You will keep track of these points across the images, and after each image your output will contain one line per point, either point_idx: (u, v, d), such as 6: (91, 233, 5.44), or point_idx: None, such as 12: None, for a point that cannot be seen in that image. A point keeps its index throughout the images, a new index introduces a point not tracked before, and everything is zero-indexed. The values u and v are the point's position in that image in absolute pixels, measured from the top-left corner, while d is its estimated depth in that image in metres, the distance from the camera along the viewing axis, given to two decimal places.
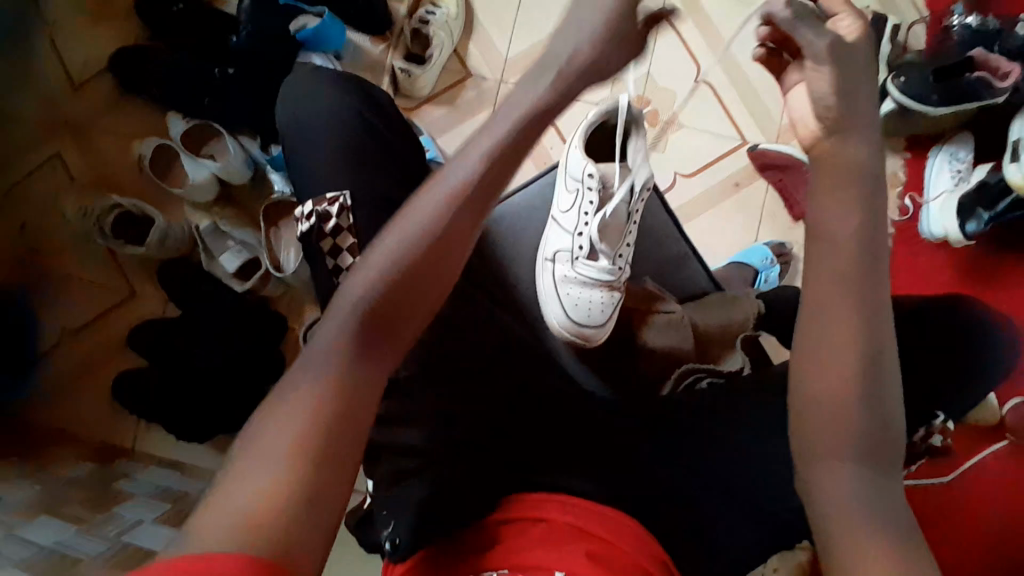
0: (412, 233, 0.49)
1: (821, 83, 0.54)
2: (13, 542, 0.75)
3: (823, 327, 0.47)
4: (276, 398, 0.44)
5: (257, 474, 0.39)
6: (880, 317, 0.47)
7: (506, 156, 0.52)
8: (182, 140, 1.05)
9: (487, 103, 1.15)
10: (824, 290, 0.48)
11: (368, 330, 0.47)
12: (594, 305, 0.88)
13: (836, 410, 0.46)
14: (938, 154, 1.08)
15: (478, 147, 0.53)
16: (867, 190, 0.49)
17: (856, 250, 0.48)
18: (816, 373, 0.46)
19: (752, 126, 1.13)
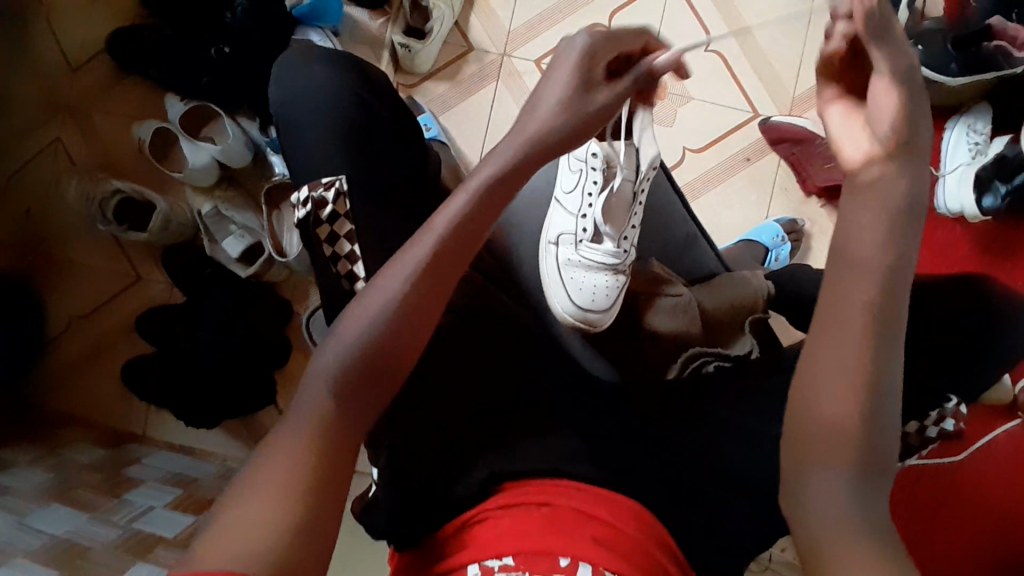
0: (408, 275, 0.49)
1: (889, 107, 0.49)
2: (24, 530, 0.76)
3: (828, 351, 0.46)
4: (279, 434, 0.45)
5: (254, 506, 0.40)
6: (892, 338, 0.45)
7: (504, 182, 0.52)
8: (181, 122, 1.03)
9: (489, 77, 1.12)
10: (835, 315, 0.46)
11: (370, 365, 0.47)
12: (599, 289, 0.85)
13: (838, 432, 0.44)
14: (955, 126, 1.04)
15: (478, 174, 0.52)
16: (890, 213, 0.47)
17: (874, 274, 0.46)
18: (822, 397, 0.45)
19: (764, 98, 1.09)
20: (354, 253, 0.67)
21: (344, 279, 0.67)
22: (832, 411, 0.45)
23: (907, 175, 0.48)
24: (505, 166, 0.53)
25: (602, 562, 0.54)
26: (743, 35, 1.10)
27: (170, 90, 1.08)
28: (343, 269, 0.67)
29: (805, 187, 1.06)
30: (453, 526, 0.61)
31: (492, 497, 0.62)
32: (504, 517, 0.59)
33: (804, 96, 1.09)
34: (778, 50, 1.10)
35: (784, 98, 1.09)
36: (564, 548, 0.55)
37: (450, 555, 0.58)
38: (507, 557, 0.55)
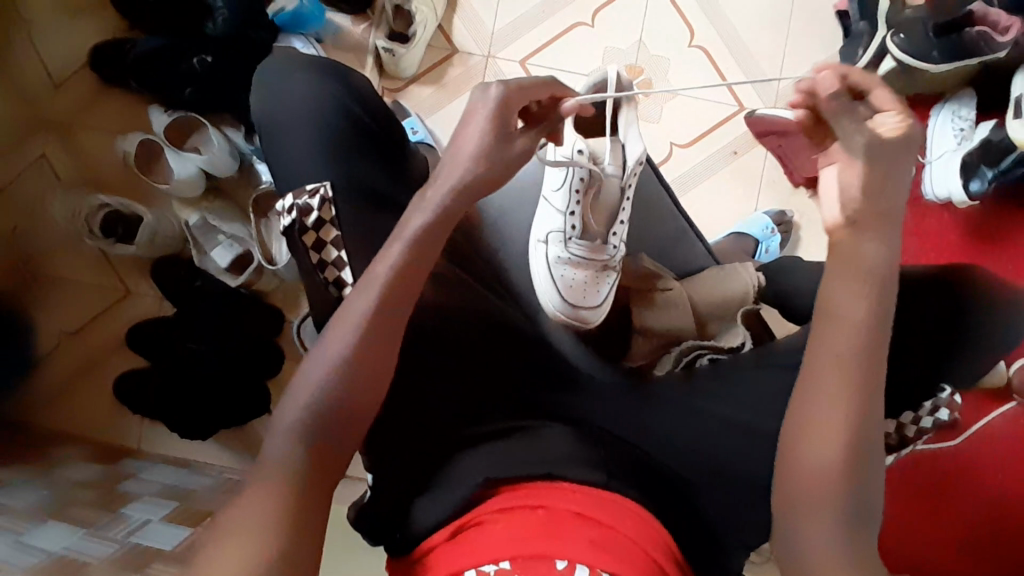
0: (351, 327, 0.56)
1: (852, 176, 0.56)
2: (19, 547, 0.75)
3: (814, 399, 0.55)
4: (257, 474, 0.52)
5: (247, 533, 0.48)
6: (873, 393, 0.54)
7: (428, 238, 0.60)
8: (166, 134, 1.03)
9: (474, 79, 1.12)
10: (823, 368, 0.55)
11: (331, 407, 0.55)
12: (589, 286, 0.86)
13: (823, 470, 0.53)
14: (940, 112, 1.05)
15: (407, 231, 0.60)
16: (879, 280, 0.55)
17: (860, 333, 0.54)
18: (809, 439, 0.54)
19: (749, 92, 1.09)
20: (340, 259, 0.67)
21: (331, 285, 0.67)
22: (823, 458, 0.53)
23: (885, 241, 0.56)
24: (430, 222, 0.60)
25: (601, 565, 0.54)
26: (726, 29, 1.10)
27: (155, 103, 1.07)
28: (331, 275, 0.67)
29: (793, 178, 1.06)
30: (449, 532, 0.61)
31: (486, 502, 0.62)
32: (498, 522, 0.59)
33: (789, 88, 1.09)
34: (760, 44, 1.11)
35: (769, 90, 1.09)
36: (562, 551, 0.55)
37: (447, 562, 0.58)
38: (504, 562, 0.55)
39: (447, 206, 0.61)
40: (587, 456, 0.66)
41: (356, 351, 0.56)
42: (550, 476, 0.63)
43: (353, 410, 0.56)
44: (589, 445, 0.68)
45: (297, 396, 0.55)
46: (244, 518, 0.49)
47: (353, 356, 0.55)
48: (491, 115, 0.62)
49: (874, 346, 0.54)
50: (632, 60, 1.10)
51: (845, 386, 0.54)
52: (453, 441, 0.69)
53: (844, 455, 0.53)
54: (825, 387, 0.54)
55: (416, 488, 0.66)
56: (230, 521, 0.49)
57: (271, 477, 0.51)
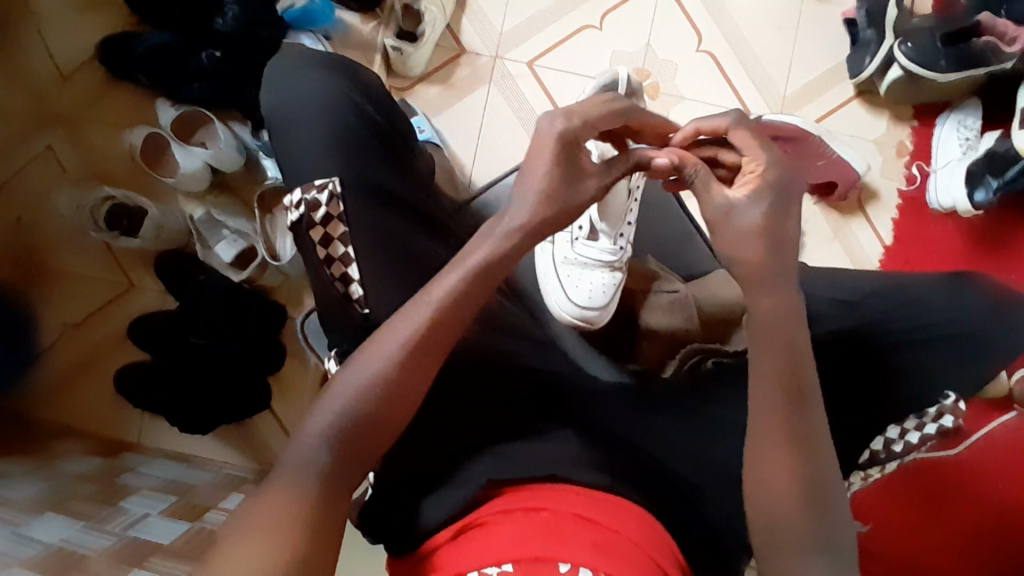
0: (392, 348, 0.56)
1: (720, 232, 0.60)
2: (17, 539, 0.75)
3: (762, 452, 0.54)
4: (277, 474, 0.52)
5: (260, 527, 0.48)
6: (813, 440, 0.53)
7: (480, 277, 0.59)
8: (172, 128, 1.02)
9: (481, 80, 1.12)
10: (763, 422, 0.54)
11: (363, 421, 0.54)
12: (596, 287, 0.85)
13: (783, 513, 0.52)
14: (946, 121, 1.05)
15: (462, 266, 0.60)
16: (791, 337, 0.56)
17: (785, 383, 0.54)
18: (760, 488, 0.53)
19: (756, 97, 1.09)
20: (348, 255, 0.67)
21: (338, 282, 0.67)
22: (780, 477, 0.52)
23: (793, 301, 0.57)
24: (483, 261, 0.60)
25: (603, 569, 0.54)
26: (735, 35, 1.10)
27: (161, 97, 1.07)
28: (337, 271, 0.67)
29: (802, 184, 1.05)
30: (452, 532, 0.61)
31: (490, 503, 0.62)
32: (500, 525, 0.59)
33: (795, 94, 1.09)
34: (767, 50, 1.10)
35: (776, 96, 1.09)
36: (565, 553, 0.54)
37: (450, 563, 0.58)
38: (506, 565, 0.54)
39: (504, 249, 0.60)
40: (591, 458, 0.66)
41: (396, 373, 0.56)
42: (553, 477, 0.64)
43: (386, 432, 0.55)
44: (591, 447, 0.68)
45: (335, 399, 0.55)
46: (257, 514, 0.49)
47: (391, 378, 0.56)
48: (557, 156, 0.62)
49: (799, 364, 0.55)
50: (639, 64, 1.10)
51: (787, 405, 0.54)
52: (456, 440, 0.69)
53: (801, 477, 0.52)
54: (767, 410, 0.54)
55: (419, 486, 0.66)
56: (243, 518, 0.49)
57: (298, 473, 0.52)
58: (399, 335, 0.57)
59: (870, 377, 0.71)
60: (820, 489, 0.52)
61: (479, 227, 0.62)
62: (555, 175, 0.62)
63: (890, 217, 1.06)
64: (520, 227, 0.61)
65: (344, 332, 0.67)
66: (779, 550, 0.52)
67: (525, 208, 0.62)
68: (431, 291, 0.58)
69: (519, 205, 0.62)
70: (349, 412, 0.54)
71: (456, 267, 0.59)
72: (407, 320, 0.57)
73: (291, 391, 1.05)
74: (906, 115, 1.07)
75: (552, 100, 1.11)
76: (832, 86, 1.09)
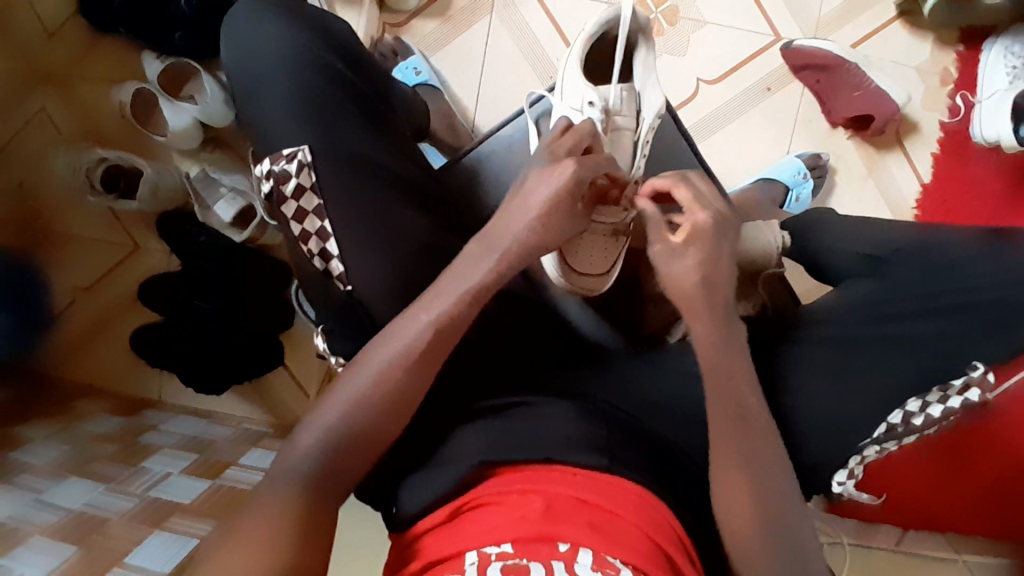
0: (384, 367, 0.59)
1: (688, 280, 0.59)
2: (39, 507, 0.78)
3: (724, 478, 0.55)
4: (270, 484, 0.55)
5: (251, 536, 0.51)
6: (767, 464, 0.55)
7: (475, 298, 0.61)
8: (159, 81, 0.97)
9: (482, 12, 1.03)
10: (723, 450, 0.55)
11: (351, 434, 0.57)
12: (597, 252, 0.78)
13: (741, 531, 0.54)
14: (992, 48, 0.92)
15: (455, 287, 0.61)
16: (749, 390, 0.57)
17: (737, 421, 0.56)
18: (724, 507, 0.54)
19: (787, 19, 0.98)
20: (324, 230, 0.64)
21: (317, 258, 0.65)
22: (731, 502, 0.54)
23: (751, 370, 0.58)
24: (474, 286, 0.61)
25: (604, 549, 0.51)
26: None
27: (145, 47, 1.01)
28: (314, 248, 0.65)
29: (831, 118, 0.96)
30: (446, 514, 0.59)
31: (483, 484, 0.60)
32: (498, 507, 0.56)
33: (831, 15, 0.97)
34: None
35: (810, 17, 0.97)
36: (566, 533, 0.52)
37: (444, 543, 0.55)
38: (505, 545, 0.51)
39: (492, 265, 0.62)
40: (590, 438, 0.62)
41: (387, 389, 0.58)
42: (548, 460, 0.60)
43: (376, 444, 0.58)
44: (590, 420, 0.65)
45: (330, 413, 0.58)
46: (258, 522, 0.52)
47: (382, 396, 0.58)
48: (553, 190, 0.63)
49: None
50: None
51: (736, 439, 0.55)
52: (455, 411, 0.68)
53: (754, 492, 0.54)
54: (725, 427, 0.55)
55: (412, 466, 0.66)
56: (243, 530, 0.52)
57: (293, 481, 0.55)
58: (394, 354, 0.59)
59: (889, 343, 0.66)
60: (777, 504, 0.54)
61: (472, 243, 0.64)
62: (554, 198, 0.64)
63: (929, 152, 0.96)
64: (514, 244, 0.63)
65: (332, 311, 0.67)
66: None
67: (519, 231, 0.63)
68: (424, 310, 0.61)
69: (513, 224, 0.64)
70: (340, 427, 0.57)
71: (452, 287, 0.61)
72: (401, 334, 0.60)
73: (300, 350, 1.07)
74: (951, 38, 0.95)
75: (559, 31, 1.02)
76: (872, 3, 0.96)
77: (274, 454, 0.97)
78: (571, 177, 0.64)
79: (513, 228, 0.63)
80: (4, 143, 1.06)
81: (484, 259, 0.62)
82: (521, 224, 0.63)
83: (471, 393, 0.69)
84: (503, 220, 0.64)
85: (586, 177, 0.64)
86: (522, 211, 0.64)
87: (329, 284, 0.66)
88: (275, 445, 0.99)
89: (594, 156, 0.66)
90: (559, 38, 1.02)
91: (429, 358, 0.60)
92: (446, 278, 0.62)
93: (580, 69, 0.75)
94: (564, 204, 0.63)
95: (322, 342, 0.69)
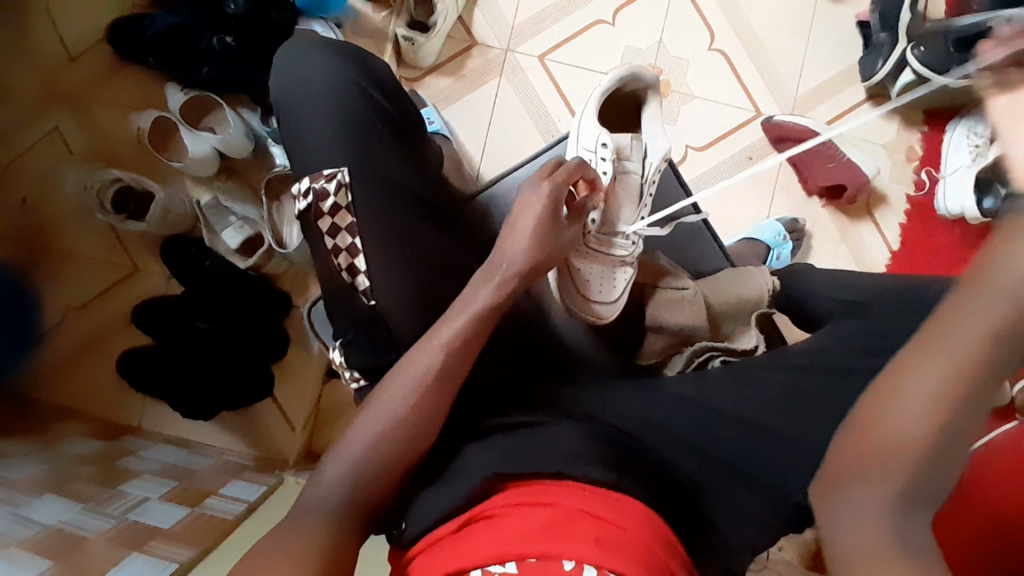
0: (404, 395, 0.61)
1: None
2: (15, 521, 0.74)
3: (920, 372, 0.40)
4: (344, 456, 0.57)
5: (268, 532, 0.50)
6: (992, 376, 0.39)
7: (486, 318, 0.65)
8: (182, 113, 1.02)
9: (492, 73, 1.11)
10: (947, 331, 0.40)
11: (374, 455, 0.60)
12: (603, 280, 0.83)
13: (896, 446, 0.39)
14: (956, 128, 1.03)
15: (464, 311, 0.65)
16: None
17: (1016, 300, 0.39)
18: (897, 413, 0.40)
19: (767, 97, 1.09)
20: (354, 247, 0.68)
21: (345, 272, 0.69)
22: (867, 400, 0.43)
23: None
24: (477, 313, 0.65)
25: (607, 565, 0.49)
26: (746, 34, 1.10)
27: (171, 81, 1.07)
28: (343, 262, 0.69)
29: (808, 186, 1.06)
30: (457, 523, 0.57)
31: (493, 497, 0.58)
32: (507, 518, 0.55)
33: (806, 96, 1.09)
34: (781, 49, 1.10)
35: (789, 97, 1.09)
36: (571, 550, 0.50)
37: (446, 556, 0.54)
38: (510, 564, 0.50)
39: (499, 297, 0.66)
40: (598, 456, 0.62)
41: (408, 415, 0.61)
42: (559, 474, 0.59)
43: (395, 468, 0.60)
44: (597, 441, 0.65)
45: (354, 443, 0.60)
46: None
47: (404, 417, 0.61)
48: (540, 212, 0.70)
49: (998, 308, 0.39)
50: (651, 61, 1.10)
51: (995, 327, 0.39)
52: (466, 429, 0.69)
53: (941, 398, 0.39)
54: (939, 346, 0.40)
55: (422, 482, 0.64)
56: None
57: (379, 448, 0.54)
58: (411, 379, 0.62)
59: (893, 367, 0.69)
60: (956, 432, 0.39)
61: (478, 273, 0.69)
62: (542, 224, 0.69)
63: (898, 221, 1.06)
64: (520, 267, 0.68)
65: (351, 323, 0.69)
66: (848, 500, 0.40)
67: (530, 258, 0.68)
68: (442, 337, 0.64)
69: (510, 254, 0.68)
70: (369, 452, 0.60)
71: (463, 312, 0.65)
72: (414, 365, 0.63)
73: (294, 377, 1.07)
74: (917, 119, 1.07)
75: (563, 95, 1.11)
76: (843, 88, 1.09)
77: (257, 486, 0.94)
78: (549, 195, 0.70)
79: (513, 265, 0.68)
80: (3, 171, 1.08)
81: (485, 286, 0.66)
82: (521, 244, 0.68)
83: (483, 412, 0.71)
84: (504, 244, 0.70)
85: (562, 194, 0.71)
86: (516, 238, 0.69)
87: (353, 296, 0.69)
88: (257, 477, 0.96)
89: (566, 168, 0.73)
90: (562, 101, 1.10)
91: (444, 378, 0.62)
92: (451, 310, 0.66)
93: (594, 117, 0.85)
94: (550, 229, 0.69)
95: (339, 355, 0.70)
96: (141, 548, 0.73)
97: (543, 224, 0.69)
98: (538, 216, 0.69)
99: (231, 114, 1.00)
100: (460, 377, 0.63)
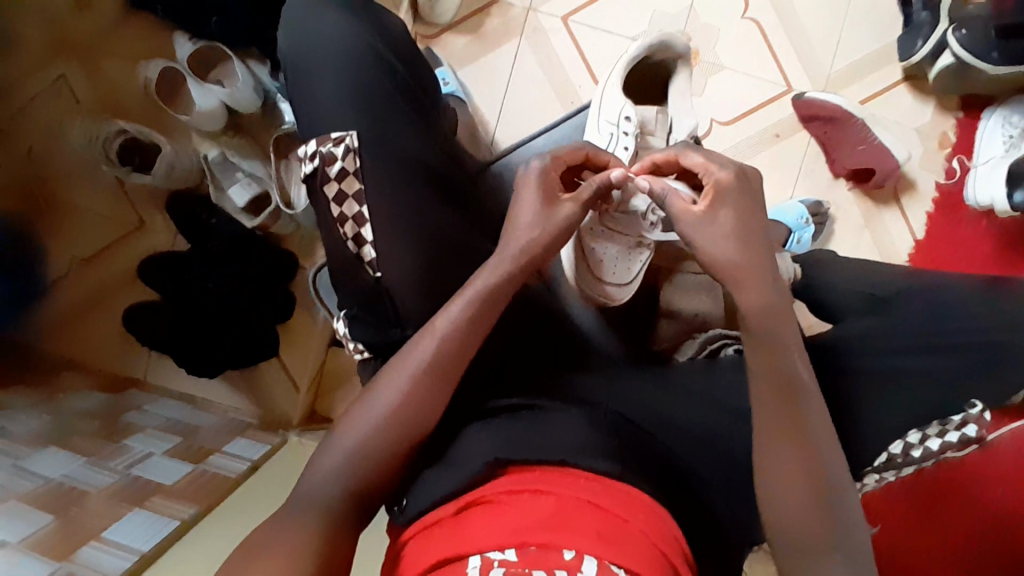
0: (401, 384, 0.60)
1: None
2: (17, 473, 0.75)
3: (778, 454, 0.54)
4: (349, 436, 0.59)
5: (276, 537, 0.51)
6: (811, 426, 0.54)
7: (488, 303, 0.62)
8: (189, 64, 0.99)
9: (511, 34, 1.07)
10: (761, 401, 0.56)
11: (373, 443, 0.59)
12: (619, 260, 0.81)
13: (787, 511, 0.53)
14: (991, 116, 0.99)
15: (463, 296, 0.62)
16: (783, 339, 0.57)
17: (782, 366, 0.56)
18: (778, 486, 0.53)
19: (799, 72, 1.04)
20: (361, 216, 0.66)
21: (350, 242, 0.66)
22: (826, 423, 0.55)
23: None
24: (475, 299, 0.62)
25: (607, 558, 0.49)
26: (781, 4, 1.04)
27: (180, 29, 1.03)
28: (349, 232, 0.66)
29: (835, 168, 1.02)
30: (457, 506, 0.56)
31: (493, 482, 0.57)
32: (506, 507, 0.54)
33: (840, 73, 1.04)
34: (817, 20, 1.04)
35: (821, 73, 1.04)
36: (569, 540, 0.49)
37: (445, 540, 0.53)
38: (510, 551, 0.49)
39: (503, 279, 0.63)
40: (602, 447, 0.61)
41: (409, 401, 0.60)
42: (562, 463, 0.58)
43: (391, 454, 0.59)
44: (603, 430, 0.63)
45: (352, 430, 0.59)
46: None
47: (402, 404, 0.60)
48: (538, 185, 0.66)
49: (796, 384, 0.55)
50: (679, 28, 1.05)
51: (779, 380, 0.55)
52: (468, 410, 0.67)
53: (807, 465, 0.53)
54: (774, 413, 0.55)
55: (424, 462, 0.64)
56: None
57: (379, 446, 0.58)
58: (409, 366, 0.60)
59: (909, 371, 0.67)
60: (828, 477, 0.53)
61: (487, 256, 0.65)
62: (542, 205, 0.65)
63: (924, 211, 1.02)
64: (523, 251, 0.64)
65: (355, 298, 0.68)
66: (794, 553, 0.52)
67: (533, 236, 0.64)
68: (437, 324, 0.62)
69: (511, 240, 0.65)
70: (366, 441, 0.59)
71: (459, 299, 0.62)
72: (413, 353, 0.61)
73: (300, 340, 1.06)
74: (952, 104, 1.02)
75: (586, 61, 1.06)
76: (879, 67, 1.03)
77: (259, 445, 0.94)
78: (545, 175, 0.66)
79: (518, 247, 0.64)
80: (5, 124, 1.06)
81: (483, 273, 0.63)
82: (523, 229, 0.65)
83: (487, 392, 0.69)
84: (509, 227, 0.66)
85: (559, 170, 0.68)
86: (517, 223, 0.65)
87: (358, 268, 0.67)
88: (260, 437, 0.97)
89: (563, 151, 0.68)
90: (584, 66, 1.06)
91: (442, 366, 0.61)
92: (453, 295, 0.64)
93: (620, 89, 0.82)
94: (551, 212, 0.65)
95: (342, 326, 0.68)
96: (139, 506, 0.74)
97: (542, 209, 0.65)
98: (540, 195, 0.65)
99: (240, 64, 0.97)
100: (460, 364, 0.61)
